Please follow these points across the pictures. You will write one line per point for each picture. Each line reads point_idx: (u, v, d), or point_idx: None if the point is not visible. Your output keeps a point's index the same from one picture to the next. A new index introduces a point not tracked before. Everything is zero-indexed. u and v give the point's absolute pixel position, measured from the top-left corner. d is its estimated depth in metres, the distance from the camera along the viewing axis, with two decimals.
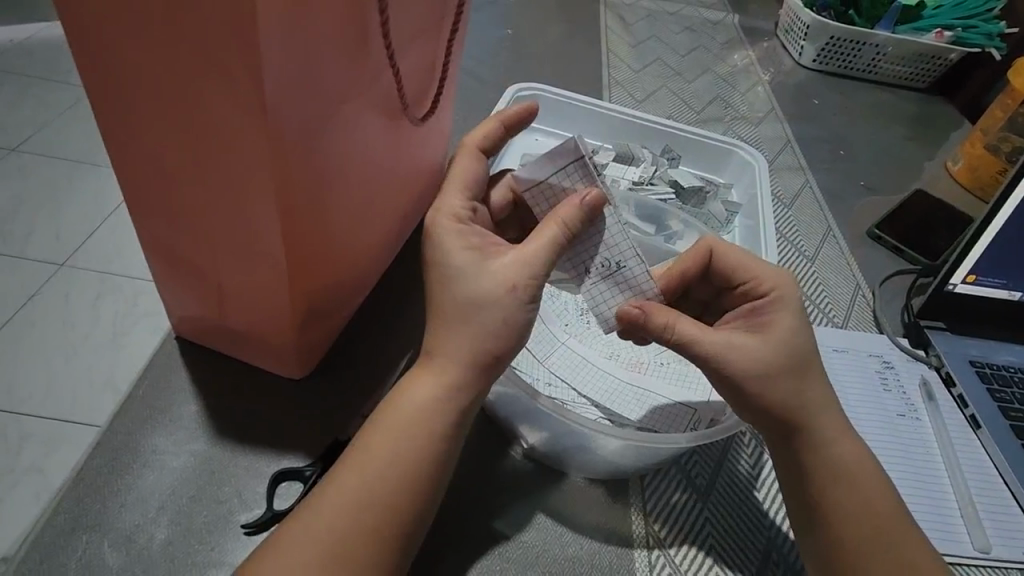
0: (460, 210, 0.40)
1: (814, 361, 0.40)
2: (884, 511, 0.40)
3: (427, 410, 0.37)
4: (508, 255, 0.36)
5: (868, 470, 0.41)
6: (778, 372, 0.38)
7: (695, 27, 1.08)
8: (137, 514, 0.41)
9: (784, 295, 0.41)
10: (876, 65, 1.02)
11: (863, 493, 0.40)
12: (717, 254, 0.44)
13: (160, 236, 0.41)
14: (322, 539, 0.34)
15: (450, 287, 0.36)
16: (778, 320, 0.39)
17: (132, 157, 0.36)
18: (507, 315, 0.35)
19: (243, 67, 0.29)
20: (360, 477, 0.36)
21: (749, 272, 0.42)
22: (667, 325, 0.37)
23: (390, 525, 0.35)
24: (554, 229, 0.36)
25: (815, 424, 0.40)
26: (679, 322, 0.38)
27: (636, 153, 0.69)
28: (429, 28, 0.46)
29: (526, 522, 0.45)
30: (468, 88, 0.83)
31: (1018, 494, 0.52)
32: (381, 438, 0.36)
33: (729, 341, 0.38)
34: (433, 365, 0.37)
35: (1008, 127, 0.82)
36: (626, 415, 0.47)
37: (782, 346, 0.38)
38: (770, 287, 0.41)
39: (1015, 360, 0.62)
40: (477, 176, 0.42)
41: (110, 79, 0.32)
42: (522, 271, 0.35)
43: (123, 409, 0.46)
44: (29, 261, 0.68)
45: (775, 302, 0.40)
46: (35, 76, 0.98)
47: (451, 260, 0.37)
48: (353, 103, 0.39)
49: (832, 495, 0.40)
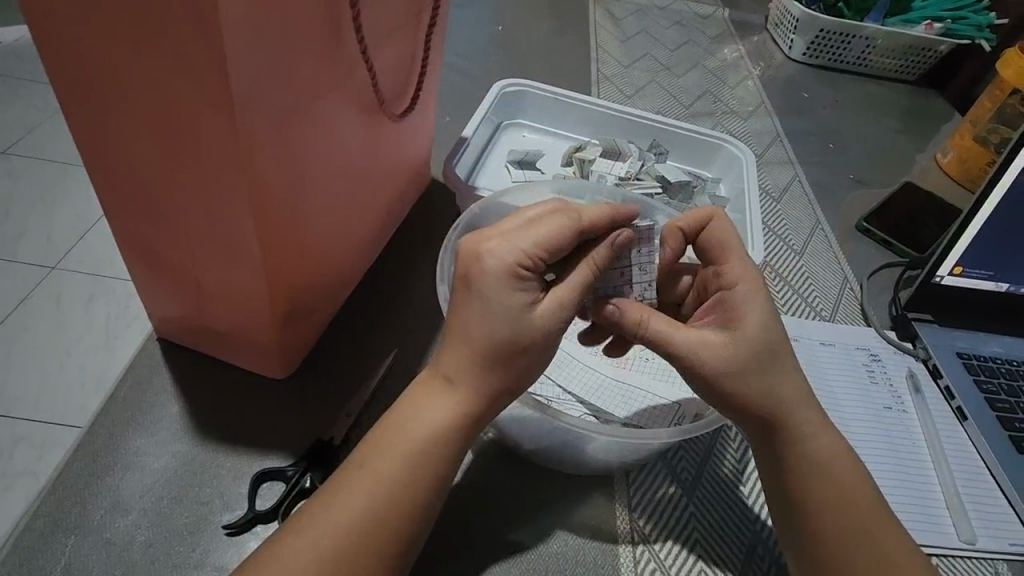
0: (527, 259, 0.34)
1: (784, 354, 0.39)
2: (867, 503, 0.40)
3: (442, 432, 0.36)
4: (547, 300, 0.35)
5: (844, 461, 0.41)
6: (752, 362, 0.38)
7: (686, 22, 1.08)
8: (118, 515, 0.41)
9: (751, 286, 0.40)
10: (866, 58, 1.01)
11: (842, 489, 0.40)
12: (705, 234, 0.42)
13: (138, 237, 0.40)
14: (328, 564, 0.33)
15: (470, 304, 0.34)
16: (750, 312, 0.39)
17: (108, 161, 0.36)
18: (514, 314, 0.34)
19: (209, 69, 0.29)
20: (368, 496, 0.34)
21: (726, 254, 0.41)
22: (642, 320, 0.38)
23: (388, 535, 0.34)
24: (589, 269, 0.37)
25: (798, 414, 0.40)
26: (652, 318, 0.38)
27: (623, 147, 0.69)
28: (406, 22, 0.45)
29: (543, 533, 0.44)
30: (455, 85, 0.82)
31: (1005, 486, 0.52)
32: (387, 457, 0.35)
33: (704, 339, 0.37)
34: (449, 389, 0.36)
35: (997, 119, 0.82)
36: (610, 411, 0.47)
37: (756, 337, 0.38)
38: (734, 279, 0.40)
39: (1002, 351, 0.62)
40: (558, 243, 0.35)
41: (81, 82, 0.32)
42: (558, 314, 0.35)
43: (105, 411, 0.46)
44: (18, 265, 0.68)
45: (742, 295, 0.39)
46: (24, 78, 0.97)
47: (494, 300, 0.33)
48: (326, 100, 0.38)
49: (814, 490, 0.40)
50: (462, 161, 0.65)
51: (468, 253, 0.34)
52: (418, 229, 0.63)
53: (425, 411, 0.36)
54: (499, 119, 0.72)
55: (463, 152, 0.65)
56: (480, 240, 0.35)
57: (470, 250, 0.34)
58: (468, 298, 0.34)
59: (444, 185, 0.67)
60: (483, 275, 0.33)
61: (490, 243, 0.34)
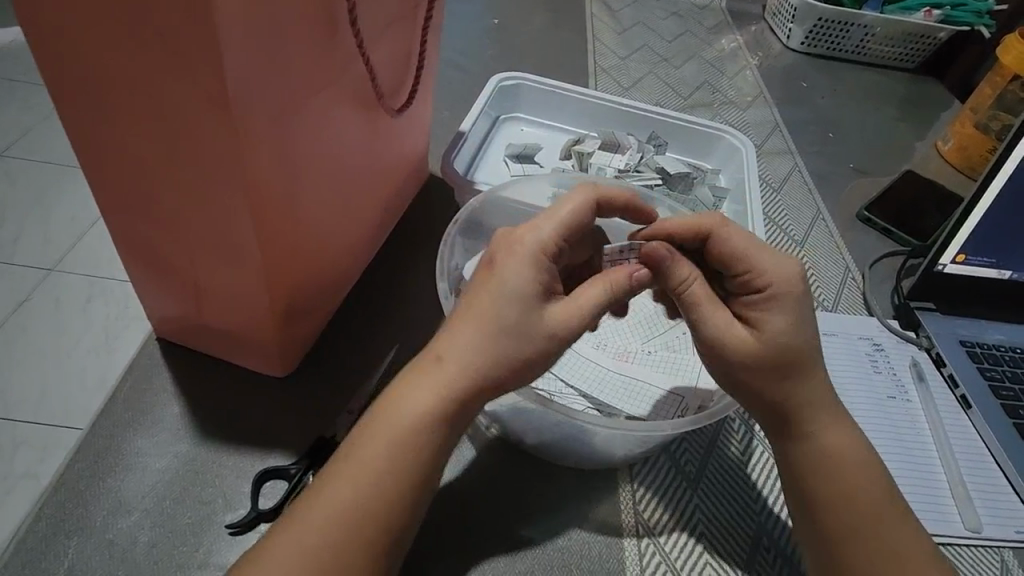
0: (550, 244, 0.37)
1: (810, 358, 0.39)
2: (877, 498, 0.40)
3: (412, 415, 0.35)
4: (555, 304, 0.35)
5: (854, 453, 0.40)
6: (768, 359, 0.38)
7: (682, 13, 1.07)
8: (120, 517, 0.41)
9: (786, 289, 0.39)
10: (864, 47, 1.01)
11: (855, 480, 0.40)
12: (714, 236, 0.41)
13: (135, 237, 0.40)
14: (322, 557, 0.32)
15: (487, 285, 0.35)
16: (771, 316, 0.39)
17: (103, 159, 0.35)
18: (523, 295, 0.34)
19: (204, 67, 0.29)
20: (353, 489, 0.34)
21: (746, 260, 0.40)
22: (686, 279, 0.39)
23: (377, 526, 0.34)
24: (598, 290, 0.37)
25: (810, 407, 0.40)
26: (697, 282, 0.39)
27: (622, 140, 0.68)
28: (402, 16, 0.45)
29: (524, 518, 0.45)
30: (452, 79, 0.82)
31: (1010, 474, 0.52)
32: (375, 446, 0.34)
33: (731, 328, 0.38)
34: (442, 373, 0.35)
35: (997, 105, 0.81)
36: (612, 404, 0.47)
37: (774, 344, 0.38)
38: (767, 282, 0.39)
39: (1005, 338, 0.62)
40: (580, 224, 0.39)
41: (72, 79, 0.31)
42: (564, 316, 0.35)
43: (105, 412, 0.46)
44: (15, 267, 0.67)
45: (768, 300, 0.39)
46: (19, 79, 0.97)
47: (509, 278, 0.34)
48: (324, 96, 0.38)
49: (822, 485, 0.40)
50: (460, 157, 0.65)
51: (501, 243, 0.37)
52: (417, 225, 0.62)
53: (407, 396, 0.35)
54: (497, 114, 0.71)
55: (460, 147, 0.65)
56: (517, 232, 0.37)
57: (505, 238, 0.37)
58: (488, 279, 0.35)
59: (442, 181, 0.67)
60: (511, 262, 0.35)
61: (521, 231, 0.37)
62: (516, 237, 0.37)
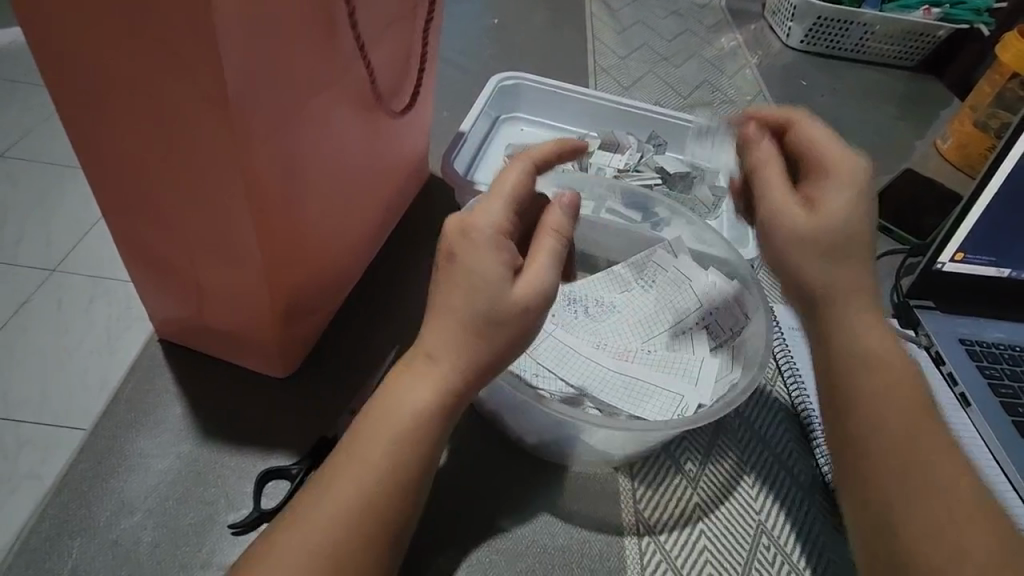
0: (502, 222, 0.36)
1: (855, 246, 0.40)
2: (932, 449, 0.36)
3: (411, 415, 0.35)
4: (519, 279, 0.35)
5: (904, 403, 0.38)
6: (813, 236, 0.40)
7: (682, 11, 1.07)
8: (123, 517, 0.41)
9: (846, 179, 0.41)
10: (864, 45, 1.01)
11: (903, 429, 0.37)
12: (795, 126, 0.44)
13: (137, 238, 0.40)
14: (324, 556, 0.32)
15: (453, 280, 0.35)
16: (834, 196, 0.41)
17: (104, 160, 0.36)
18: (490, 280, 0.34)
19: (205, 69, 0.29)
20: (356, 487, 0.34)
21: (812, 148, 0.43)
22: (760, 160, 0.44)
23: (378, 523, 0.34)
24: (545, 258, 0.36)
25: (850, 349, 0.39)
26: (767, 168, 0.44)
27: (622, 140, 0.69)
28: (402, 17, 0.45)
29: (523, 516, 0.45)
30: (452, 79, 0.82)
31: (1009, 471, 0.52)
32: (376, 444, 0.35)
33: (781, 208, 0.42)
34: (437, 371, 0.35)
35: (997, 104, 0.81)
36: (612, 404, 0.47)
37: (829, 219, 0.40)
38: (832, 167, 0.42)
39: (1003, 336, 0.62)
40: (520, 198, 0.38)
41: (73, 81, 0.32)
42: (532, 292, 0.34)
43: (108, 413, 0.46)
44: (17, 268, 0.67)
45: (828, 178, 0.41)
46: (19, 80, 0.97)
47: (475, 266, 0.34)
48: (324, 96, 0.38)
49: (865, 432, 0.37)
50: (460, 157, 0.65)
51: (455, 232, 0.36)
52: (417, 225, 0.62)
53: (408, 394, 0.35)
54: (497, 114, 0.72)
55: (460, 148, 0.65)
56: (469, 217, 0.36)
57: (457, 224, 0.36)
58: (451, 275, 0.35)
59: (442, 182, 0.67)
60: (471, 251, 0.35)
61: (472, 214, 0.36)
62: (463, 222, 0.36)
